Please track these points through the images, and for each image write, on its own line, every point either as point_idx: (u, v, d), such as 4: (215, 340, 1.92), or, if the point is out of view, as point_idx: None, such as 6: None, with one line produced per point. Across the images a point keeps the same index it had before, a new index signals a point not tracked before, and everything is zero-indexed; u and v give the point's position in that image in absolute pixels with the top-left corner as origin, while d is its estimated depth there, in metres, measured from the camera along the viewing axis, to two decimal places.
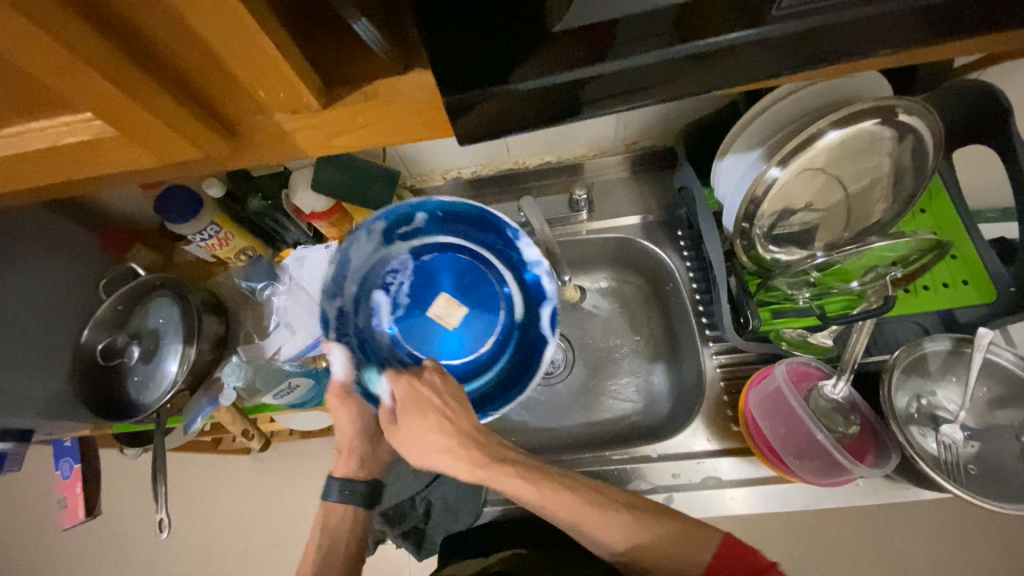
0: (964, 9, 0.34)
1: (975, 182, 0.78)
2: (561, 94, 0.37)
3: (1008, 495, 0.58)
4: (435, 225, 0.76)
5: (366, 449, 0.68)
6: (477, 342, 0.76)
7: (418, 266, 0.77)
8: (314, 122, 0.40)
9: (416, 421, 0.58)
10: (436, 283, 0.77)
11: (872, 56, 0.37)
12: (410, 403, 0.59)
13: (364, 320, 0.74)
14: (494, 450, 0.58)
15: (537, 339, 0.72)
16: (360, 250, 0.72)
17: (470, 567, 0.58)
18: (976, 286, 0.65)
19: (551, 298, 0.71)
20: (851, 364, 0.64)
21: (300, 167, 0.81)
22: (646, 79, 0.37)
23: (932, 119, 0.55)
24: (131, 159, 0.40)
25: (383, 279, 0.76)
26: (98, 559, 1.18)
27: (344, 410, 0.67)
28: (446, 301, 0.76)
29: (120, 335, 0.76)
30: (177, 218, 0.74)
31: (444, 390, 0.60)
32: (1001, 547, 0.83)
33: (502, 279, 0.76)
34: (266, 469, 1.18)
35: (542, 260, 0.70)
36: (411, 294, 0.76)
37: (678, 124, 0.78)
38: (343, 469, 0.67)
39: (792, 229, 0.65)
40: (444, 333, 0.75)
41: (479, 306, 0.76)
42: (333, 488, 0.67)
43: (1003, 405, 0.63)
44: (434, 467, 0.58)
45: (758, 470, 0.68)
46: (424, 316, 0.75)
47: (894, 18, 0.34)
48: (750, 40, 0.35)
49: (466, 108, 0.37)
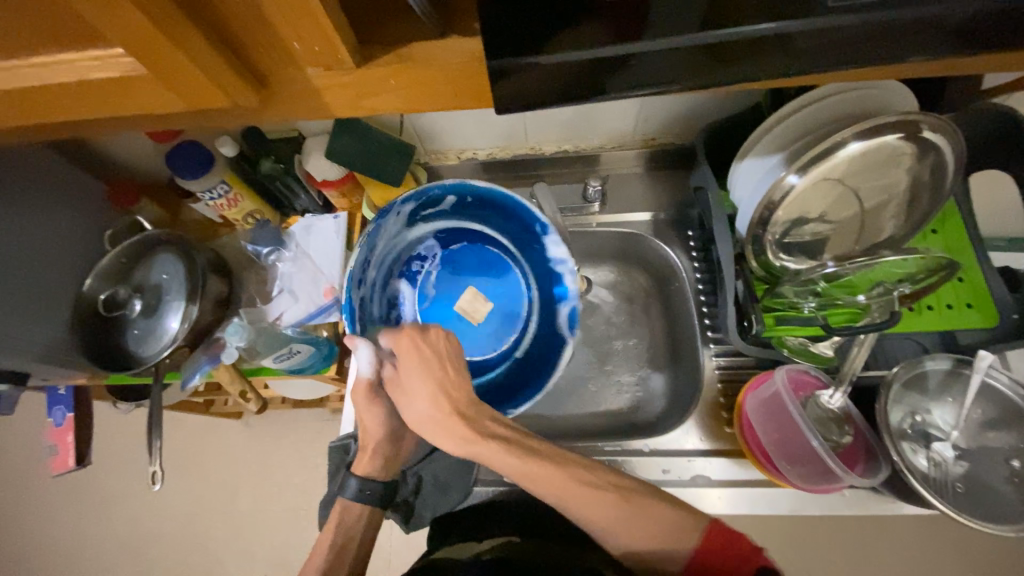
0: (1011, 20, 0.33)
1: (988, 208, 0.78)
2: (596, 71, 0.37)
3: (991, 515, 0.59)
4: (462, 211, 0.76)
5: (389, 449, 0.69)
6: (499, 338, 0.76)
7: (444, 255, 0.78)
8: (346, 80, 0.40)
9: (412, 371, 0.60)
10: (464, 274, 0.78)
11: (911, 59, 0.36)
12: (410, 351, 0.61)
13: (385, 306, 0.75)
14: (484, 428, 0.58)
15: (556, 340, 0.73)
16: (387, 235, 0.72)
17: (461, 551, 0.60)
18: (979, 309, 0.65)
19: (571, 297, 0.71)
20: (849, 375, 0.64)
21: (315, 133, 0.80)
22: (683, 66, 0.37)
23: (956, 136, 0.55)
24: (156, 103, 0.39)
25: (407, 267, 0.77)
26: (83, 510, 1.19)
27: (372, 410, 0.67)
28: (473, 295, 0.77)
29: (122, 288, 0.74)
30: (187, 174, 0.74)
31: (447, 356, 0.61)
32: (972, 566, 0.84)
33: (528, 273, 0.77)
34: (257, 434, 1.19)
35: (569, 261, 0.69)
36: (434, 286, 0.77)
37: (699, 124, 0.78)
38: (366, 467, 0.68)
39: (803, 238, 0.65)
40: (466, 326, 0.76)
41: (503, 305, 0.77)
42: (351, 484, 0.67)
43: (994, 428, 0.64)
44: (419, 430, 0.60)
45: (748, 473, 0.69)
46: (448, 306, 0.76)
47: (941, 21, 0.33)
48: (795, 30, 0.34)
49: (506, 75, 0.37)
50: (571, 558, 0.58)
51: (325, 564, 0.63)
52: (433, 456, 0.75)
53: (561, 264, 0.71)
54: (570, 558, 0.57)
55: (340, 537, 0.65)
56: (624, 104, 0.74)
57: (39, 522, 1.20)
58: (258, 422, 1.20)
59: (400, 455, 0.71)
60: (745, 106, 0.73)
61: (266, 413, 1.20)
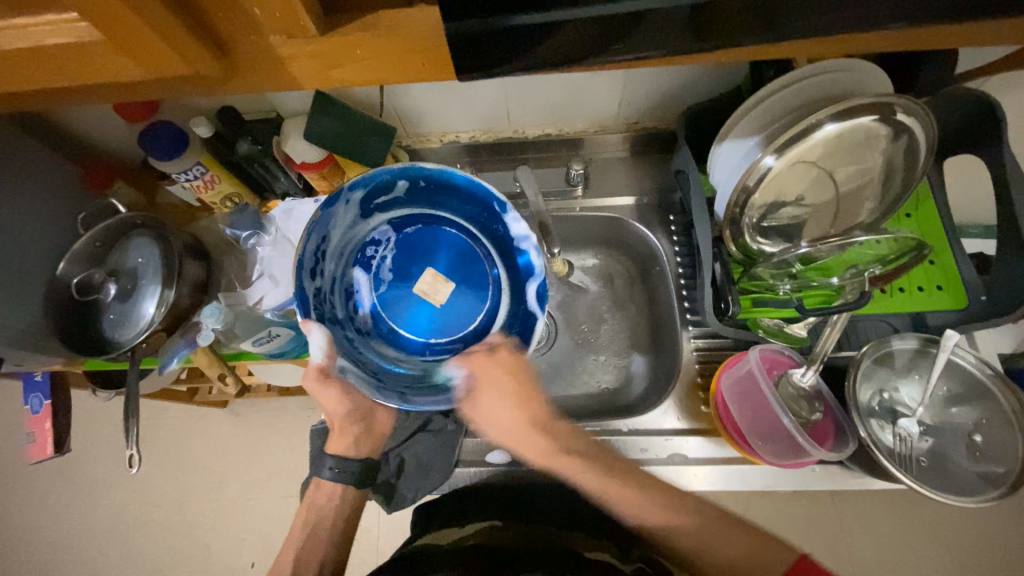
0: None
1: (961, 192, 0.79)
2: (562, 35, 0.37)
3: (951, 487, 0.62)
4: (416, 196, 0.76)
5: (358, 428, 0.70)
6: (464, 319, 0.74)
7: (401, 238, 0.76)
8: (310, 49, 0.39)
9: (494, 394, 0.65)
10: (420, 256, 0.76)
11: (867, 29, 0.37)
12: (491, 372, 0.66)
13: (343, 298, 0.74)
14: (564, 440, 0.64)
15: (528, 317, 0.72)
16: (339, 224, 0.73)
17: (443, 538, 0.61)
18: (949, 291, 0.67)
19: (538, 273, 0.71)
20: (822, 356, 0.65)
21: (293, 115, 0.79)
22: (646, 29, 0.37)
23: (927, 119, 0.56)
24: (115, 70, 0.39)
25: (363, 253, 0.76)
26: (65, 500, 1.18)
27: (329, 391, 0.66)
28: (432, 277, 0.75)
29: (98, 270, 0.73)
30: (161, 155, 0.73)
31: (518, 373, 0.66)
32: (942, 542, 0.88)
33: (489, 251, 0.76)
34: (243, 422, 1.19)
35: (530, 236, 0.70)
36: (392, 270, 0.75)
37: (681, 108, 0.78)
38: (338, 447, 0.68)
39: (781, 221, 0.65)
40: (429, 310, 0.74)
41: (464, 285, 0.75)
42: (324, 464, 0.67)
43: (958, 404, 0.66)
44: (504, 442, 0.65)
45: (723, 450, 0.71)
46: (407, 293, 0.75)
47: None
48: None
49: (472, 37, 0.37)
50: (551, 539, 0.59)
51: (301, 540, 0.66)
52: (416, 438, 0.76)
53: (523, 241, 0.72)
54: (550, 542, 0.58)
55: (312, 513, 0.67)
56: (606, 87, 0.73)
57: (20, 511, 1.19)
58: (243, 410, 1.20)
59: (377, 436, 0.72)
60: (725, 91, 0.73)
61: (251, 401, 1.19)
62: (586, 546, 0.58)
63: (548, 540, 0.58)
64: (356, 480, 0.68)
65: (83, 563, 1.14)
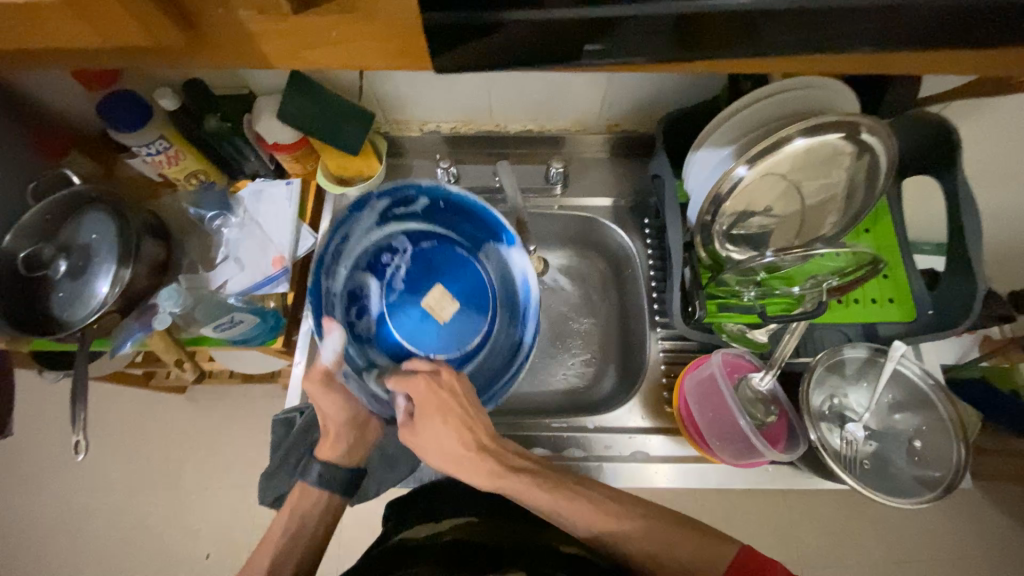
0: (913, 21, 0.36)
1: (918, 210, 0.84)
2: (551, 33, 0.38)
3: (890, 489, 0.66)
4: (434, 215, 0.77)
5: (351, 436, 0.67)
6: (462, 339, 0.74)
7: (416, 251, 0.77)
8: (282, 27, 0.38)
9: (435, 422, 0.60)
10: (432, 272, 0.76)
11: (825, 50, 0.39)
12: (432, 403, 0.61)
13: (349, 302, 0.73)
14: (509, 459, 0.61)
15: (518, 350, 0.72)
16: (357, 230, 0.73)
17: (422, 530, 0.62)
18: (899, 304, 0.71)
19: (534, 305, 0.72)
20: (779, 361, 0.68)
21: (266, 92, 0.76)
22: (625, 28, 0.38)
23: (888, 139, 0.59)
24: (71, 35, 0.37)
25: (377, 259, 0.76)
26: (3, 485, 1.12)
27: (328, 396, 0.64)
28: (440, 293, 0.75)
29: (47, 246, 0.68)
30: (121, 127, 0.69)
31: (460, 395, 0.62)
32: (881, 537, 0.95)
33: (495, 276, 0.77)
34: (202, 408, 1.15)
35: (528, 268, 0.72)
36: (404, 281, 0.76)
37: (660, 112, 0.80)
38: (327, 453, 0.66)
39: (749, 230, 0.67)
40: (434, 325, 0.74)
41: (471, 305, 0.75)
42: (312, 470, 0.66)
43: (901, 410, 0.71)
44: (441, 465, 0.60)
45: (684, 449, 0.73)
46: (414, 304, 0.74)
47: (851, 16, 0.36)
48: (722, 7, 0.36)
49: (457, 29, 0.37)
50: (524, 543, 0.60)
51: None
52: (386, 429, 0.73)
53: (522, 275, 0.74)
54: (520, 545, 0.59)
55: (294, 522, 0.65)
56: (589, 84, 0.73)
57: None
58: (204, 396, 1.16)
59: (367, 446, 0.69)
60: (705, 99, 0.75)
61: (213, 387, 1.16)
62: (561, 541, 0.61)
63: (518, 543, 0.59)
64: (339, 488, 0.66)
65: (19, 552, 1.08)
